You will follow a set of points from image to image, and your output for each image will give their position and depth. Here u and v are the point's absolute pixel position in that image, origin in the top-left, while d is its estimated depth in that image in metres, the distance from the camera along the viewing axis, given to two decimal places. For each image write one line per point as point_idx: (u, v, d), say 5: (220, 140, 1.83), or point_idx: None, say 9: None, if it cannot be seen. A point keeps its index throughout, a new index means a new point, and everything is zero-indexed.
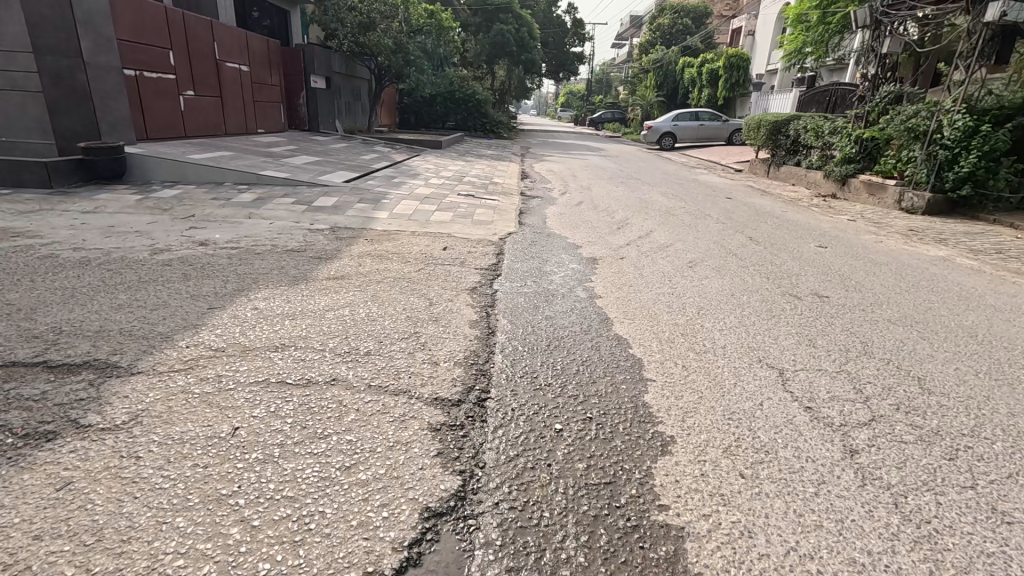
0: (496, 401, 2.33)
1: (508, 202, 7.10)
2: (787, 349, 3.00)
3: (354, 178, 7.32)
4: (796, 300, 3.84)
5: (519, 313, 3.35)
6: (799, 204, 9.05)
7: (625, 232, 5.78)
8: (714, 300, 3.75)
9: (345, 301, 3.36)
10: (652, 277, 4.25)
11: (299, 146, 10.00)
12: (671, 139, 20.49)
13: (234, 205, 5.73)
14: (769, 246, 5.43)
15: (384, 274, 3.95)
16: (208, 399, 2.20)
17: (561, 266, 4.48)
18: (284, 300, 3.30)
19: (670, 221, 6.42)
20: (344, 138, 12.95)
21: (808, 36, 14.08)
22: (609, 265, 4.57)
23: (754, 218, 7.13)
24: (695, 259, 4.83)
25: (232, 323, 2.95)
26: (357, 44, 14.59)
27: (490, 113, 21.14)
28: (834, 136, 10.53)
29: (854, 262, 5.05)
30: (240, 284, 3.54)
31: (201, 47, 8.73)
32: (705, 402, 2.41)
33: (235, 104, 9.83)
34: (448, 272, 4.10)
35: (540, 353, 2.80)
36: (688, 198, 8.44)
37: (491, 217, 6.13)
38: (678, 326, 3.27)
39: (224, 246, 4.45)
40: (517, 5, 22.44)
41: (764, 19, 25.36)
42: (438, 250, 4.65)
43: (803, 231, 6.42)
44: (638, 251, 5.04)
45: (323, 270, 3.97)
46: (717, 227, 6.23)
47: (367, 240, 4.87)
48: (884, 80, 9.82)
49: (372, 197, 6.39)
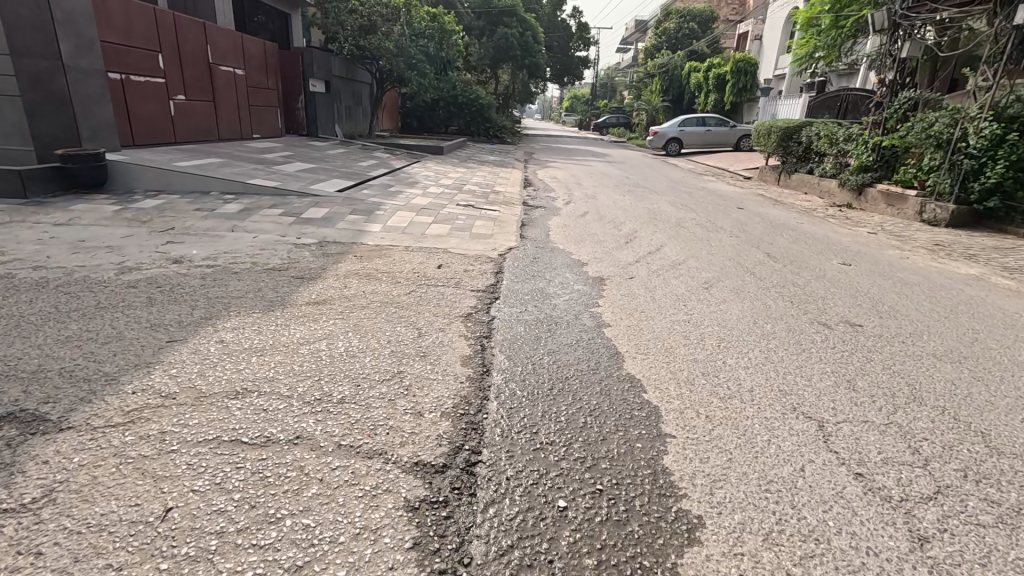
0: (488, 467, 1.96)
1: (510, 214, 6.74)
2: (824, 393, 2.62)
3: (348, 187, 6.99)
4: (825, 329, 3.46)
5: (518, 346, 2.99)
6: (814, 214, 8.67)
7: (634, 247, 5.41)
8: (735, 330, 3.38)
9: (324, 332, 3.00)
10: (664, 301, 3.89)
11: (294, 152, 9.68)
12: (677, 145, 20.14)
13: (217, 217, 5.39)
14: (789, 263, 5.05)
15: (371, 298, 3.59)
16: (143, 467, 1.84)
17: (565, 287, 4.11)
18: (254, 332, 2.95)
19: (681, 235, 6.04)
20: (343, 144, 12.64)
21: (819, 41, 13.66)
22: (617, 286, 4.21)
23: (770, 231, 6.75)
24: (710, 279, 4.46)
25: (191, 361, 2.60)
26: (358, 47, 14.32)
27: (493, 118, 20.84)
28: (850, 144, 10.15)
29: (882, 282, 4.66)
30: (209, 311, 3.18)
31: (193, 50, 8.43)
32: (736, 467, 2.04)
33: (230, 109, 9.54)
34: (441, 294, 3.75)
35: (540, 401, 2.44)
36: (699, 208, 8.06)
37: (490, 230, 5.78)
38: (697, 364, 2.90)
39: (199, 264, 4.10)
40: (522, 8, 22.19)
41: (772, 24, 25.03)
42: (432, 269, 4.29)
43: (823, 246, 6.03)
44: (649, 269, 4.67)
45: (304, 293, 3.61)
46: (731, 242, 5.85)
47: (356, 257, 4.52)
48: (902, 85, 9.43)
49: (366, 208, 6.05)
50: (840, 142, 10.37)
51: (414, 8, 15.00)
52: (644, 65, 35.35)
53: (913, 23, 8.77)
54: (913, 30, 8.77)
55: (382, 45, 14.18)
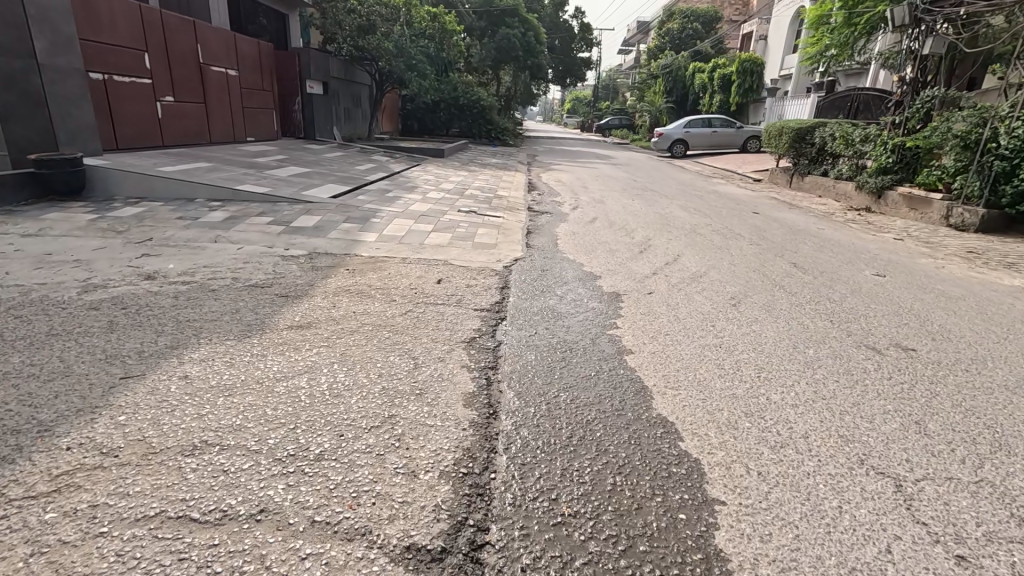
0: (498, 552, 1.57)
1: (514, 220, 6.35)
2: (892, 439, 2.23)
3: (343, 193, 6.61)
4: (875, 355, 3.06)
5: (530, 380, 2.59)
6: (833, 219, 8.26)
7: (649, 257, 5.02)
8: (774, 357, 2.97)
9: (306, 364, 2.60)
10: (690, 321, 3.50)
11: (289, 156, 9.30)
12: (682, 146, 19.78)
13: (200, 226, 5.01)
14: (819, 275, 4.66)
15: (362, 320, 3.21)
16: (58, 561, 1.44)
17: (579, 303, 3.72)
18: (224, 365, 2.55)
19: (699, 243, 5.64)
20: (341, 146, 12.27)
21: (832, 39, 13.18)
22: (635, 303, 3.81)
23: (791, 237, 6.35)
24: (736, 294, 4.07)
25: (144, 404, 2.20)
26: (357, 47, 13.95)
27: (495, 120, 20.48)
28: (867, 145, 9.76)
29: (924, 296, 4.26)
30: (175, 339, 2.79)
31: (182, 49, 8.06)
32: (807, 549, 1.64)
33: (223, 111, 9.18)
34: (441, 315, 3.36)
35: (559, 456, 2.04)
36: (713, 213, 7.65)
37: (494, 238, 5.39)
38: (737, 401, 2.50)
39: (174, 280, 3.71)
40: (524, 8, 21.83)
41: (778, 23, 24.64)
42: (430, 285, 3.90)
43: (850, 255, 5.63)
44: (669, 283, 4.28)
45: (287, 314, 3.23)
46: (752, 250, 5.45)
47: (348, 271, 4.13)
48: (924, 83, 9.03)
49: (361, 215, 5.66)
50: (857, 143, 9.97)
51: (416, 8, 14.64)
52: (647, 66, 34.96)
53: (936, 19, 8.38)
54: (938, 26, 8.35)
55: (381, 45, 13.82)
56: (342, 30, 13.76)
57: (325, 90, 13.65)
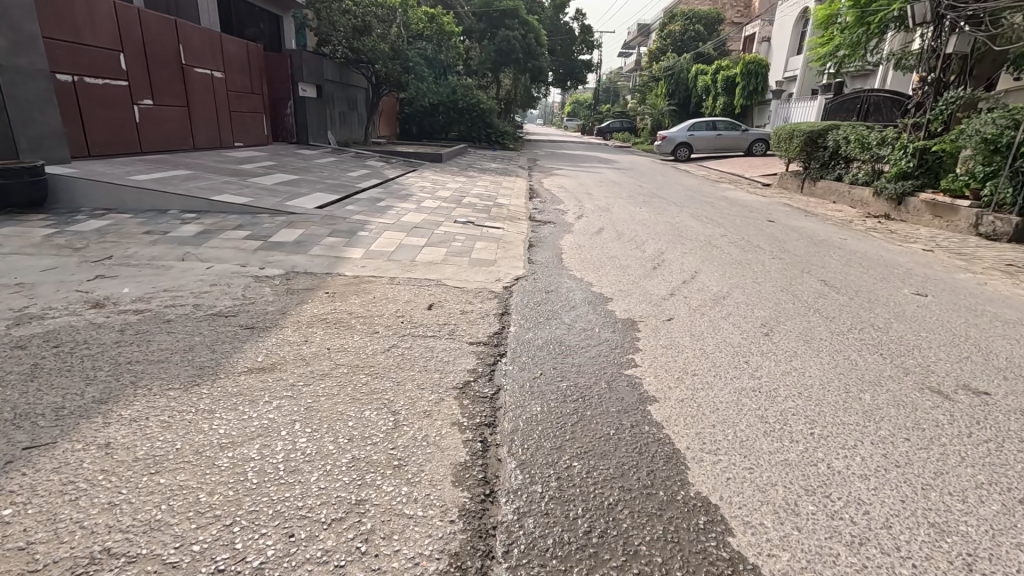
0: None
1: (516, 232, 5.88)
2: (1001, 532, 1.74)
3: (331, 202, 6.14)
4: (944, 402, 2.58)
5: (535, 445, 2.11)
6: (853, 228, 7.80)
7: (664, 274, 4.56)
8: (825, 406, 2.50)
9: (259, 426, 2.12)
10: (720, 356, 3.02)
11: (278, 162, 8.86)
12: (686, 150, 19.34)
13: (167, 241, 4.52)
14: (855, 295, 4.19)
15: (337, 359, 2.74)
16: None
17: (591, 333, 3.25)
18: (158, 428, 2.06)
19: (717, 258, 5.17)
20: (335, 151, 11.81)
21: (841, 38, 12.66)
22: (654, 332, 3.34)
23: (814, 249, 5.88)
24: (767, 320, 3.60)
25: (41, 489, 1.71)
26: (352, 49, 13.54)
27: (495, 123, 20.06)
28: (885, 148, 9.31)
29: (977, 321, 3.78)
30: (106, 391, 2.30)
31: (163, 50, 7.63)
32: None
33: (207, 115, 8.74)
34: (431, 351, 2.89)
35: (576, 564, 1.56)
36: (727, 222, 7.19)
37: (493, 252, 4.93)
38: (793, 473, 2.01)
39: (125, 308, 3.24)
40: (525, 10, 21.44)
41: (782, 24, 24.25)
42: (420, 312, 3.43)
43: (883, 270, 5.15)
44: (689, 306, 3.81)
45: (248, 353, 2.75)
46: (776, 265, 4.98)
47: (328, 295, 3.66)
48: (947, 83, 8.57)
49: (348, 228, 5.19)
50: (873, 147, 9.52)
51: (413, 9, 14.24)
52: (649, 68, 34.59)
53: (959, 16, 7.94)
54: (962, 23, 7.88)
55: (377, 46, 13.39)
56: (337, 31, 13.36)
57: (319, 94, 13.21)
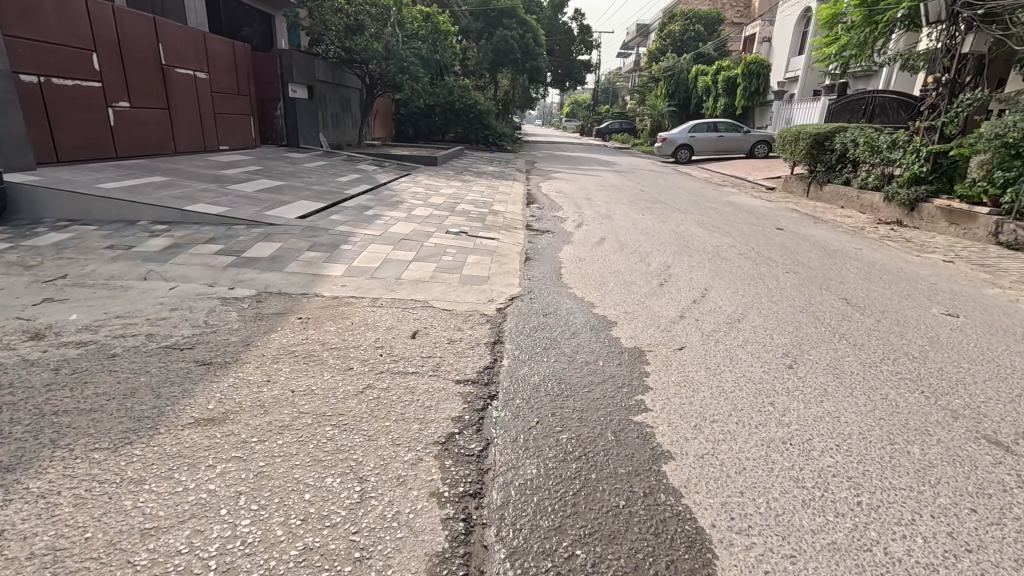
0: None
1: (511, 243, 5.52)
2: None
3: (315, 211, 5.78)
4: (1007, 456, 2.22)
5: (529, 525, 1.74)
6: (866, 236, 7.45)
7: (672, 292, 4.21)
8: (870, 465, 2.13)
9: (194, 503, 1.74)
10: (740, 394, 2.67)
11: (264, 166, 8.49)
12: (687, 151, 19.03)
13: (130, 257, 4.15)
14: (881, 317, 3.84)
15: (301, 405, 2.37)
16: None
17: (593, 367, 2.88)
18: (66, 509, 1.68)
19: (727, 272, 4.82)
20: (327, 154, 11.43)
21: (848, 38, 12.32)
22: (665, 364, 2.98)
23: (829, 261, 5.53)
24: (789, 348, 3.24)
25: None
26: (344, 49, 13.18)
27: (493, 124, 19.70)
28: (896, 152, 8.96)
29: (1018, 347, 3.42)
30: (16, 454, 1.93)
31: (140, 50, 7.27)
32: None
33: (190, 118, 8.37)
34: (411, 392, 2.53)
35: None
36: (734, 231, 6.83)
37: (487, 267, 4.57)
38: (844, 562, 1.65)
39: (67, 339, 2.87)
40: (522, 10, 21.09)
41: (783, 24, 23.96)
42: (401, 342, 3.05)
43: (906, 285, 4.79)
44: (701, 332, 3.45)
45: (198, 397, 2.37)
46: (792, 281, 4.63)
47: (300, 321, 3.30)
48: (962, 84, 8.22)
49: (330, 240, 4.83)
50: (883, 150, 9.18)
51: (407, 7, 13.88)
52: (648, 69, 34.27)
53: (975, 14, 7.60)
54: (978, 20, 7.56)
55: (370, 46, 13.02)
56: (329, 31, 12.99)
57: (310, 95, 12.84)
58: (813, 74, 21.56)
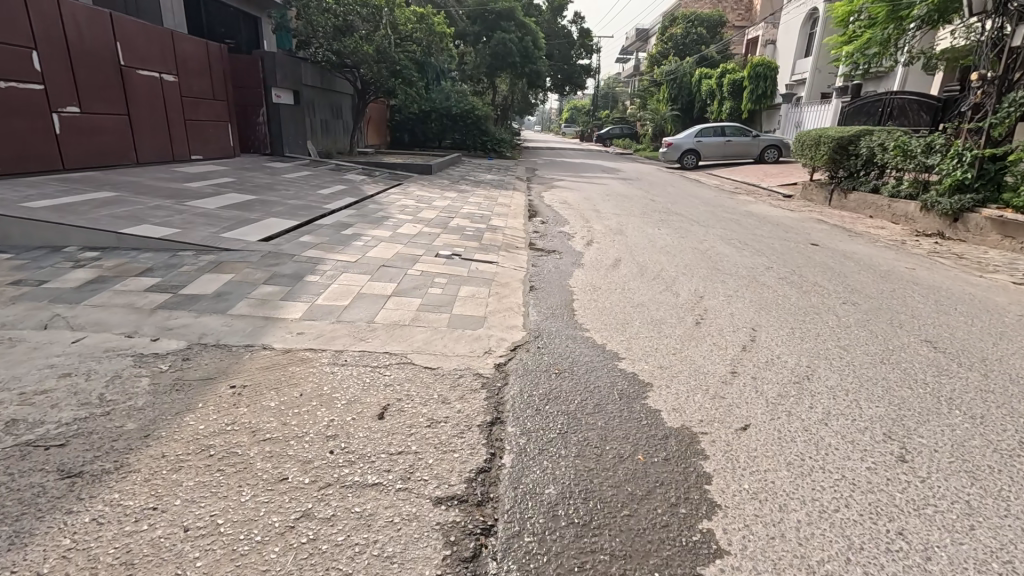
0: None
1: (512, 268, 4.68)
2: None
3: (283, 232, 4.96)
4: None
5: None
6: (911, 251, 6.64)
7: (714, 335, 3.41)
8: None
9: None
10: (850, 513, 1.84)
11: (238, 177, 7.68)
12: (694, 157, 18.26)
13: (36, 297, 3.32)
14: (986, 370, 3.00)
15: (193, 564, 1.52)
16: None
17: (633, 470, 2.05)
18: None
19: (773, 305, 4.03)
20: (312, 163, 10.61)
21: (870, 35, 11.57)
22: (728, 454, 2.17)
23: (888, 286, 4.71)
24: (888, 424, 2.42)
25: None
26: (333, 52, 12.39)
27: (491, 130, 18.92)
28: (934, 156, 8.19)
29: None
30: None
31: (94, 49, 6.51)
32: None
33: (154, 125, 7.58)
34: (364, 528, 1.68)
35: None
36: (765, 248, 5.98)
37: (483, 303, 3.73)
38: None
39: None
40: (520, 12, 20.37)
41: (790, 25, 23.30)
42: (362, 429, 2.22)
43: (991, 318, 3.97)
44: (767, 402, 2.60)
45: (31, 552, 1.53)
46: (854, 316, 3.83)
47: (232, 393, 2.46)
48: (1012, 81, 7.47)
49: (294, 269, 4.00)
50: (919, 155, 8.42)
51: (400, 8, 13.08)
52: (649, 73, 33.58)
53: None
54: None
55: (360, 48, 12.22)
56: (317, 33, 12.21)
57: (296, 101, 12.04)
58: (819, 77, 21.44)
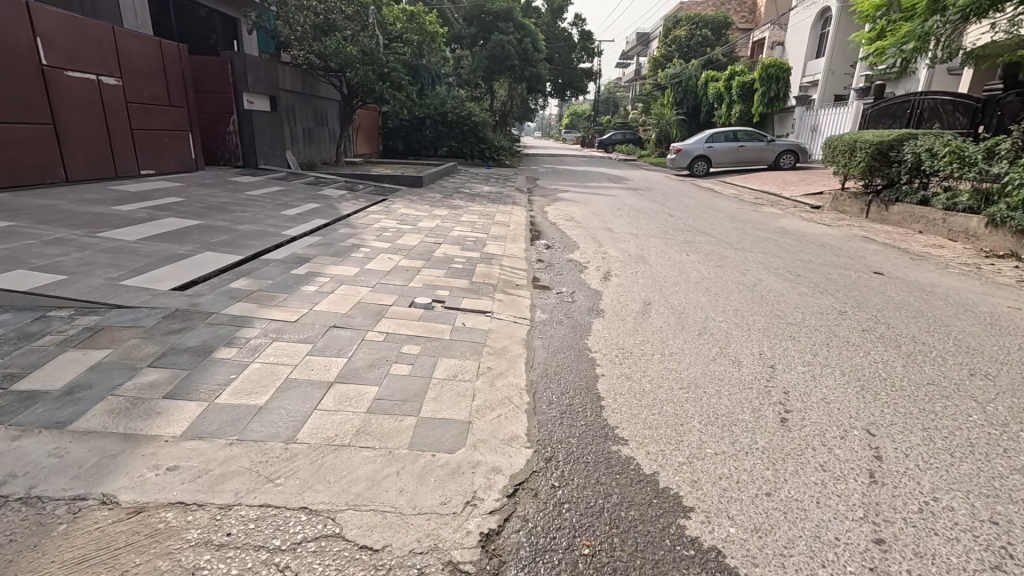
0: None
1: (510, 322, 3.53)
2: None
3: (212, 275, 3.81)
4: None
5: None
6: (991, 278, 5.52)
7: (818, 450, 2.23)
8: None
9: None
10: None
11: (189, 195, 6.55)
12: (704, 163, 17.22)
13: None
14: None
15: None
16: None
17: None
18: None
19: (876, 381, 2.87)
20: (286, 177, 9.47)
21: (908, 28, 10.40)
22: None
23: (1004, 339, 3.58)
24: None
25: None
26: (315, 54, 11.30)
27: (490, 137, 17.54)
28: (1000, 163, 7.07)
29: None
30: None
31: (5, 45, 5.39)
32: None
33: (90, 135, 6.47)
34: None
35: None
36: (824, 281, 4.85)
37: (466, 392, 2.54)
38: None
39: None
40: (519, 11, 19.21)
41: (801, 26, 22.27)
42: None
43: None
44: None
45: None
46: (999, 402, 2.68)
47: None
48: None
49: (204, 339, 2.84)
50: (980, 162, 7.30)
51: (388, 5, 11.98)
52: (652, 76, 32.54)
53: None
54: None
55: (342, 48, 11.03)
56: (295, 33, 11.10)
57: (273, 107, 10.94)
58: (834, 79, 20.33)
